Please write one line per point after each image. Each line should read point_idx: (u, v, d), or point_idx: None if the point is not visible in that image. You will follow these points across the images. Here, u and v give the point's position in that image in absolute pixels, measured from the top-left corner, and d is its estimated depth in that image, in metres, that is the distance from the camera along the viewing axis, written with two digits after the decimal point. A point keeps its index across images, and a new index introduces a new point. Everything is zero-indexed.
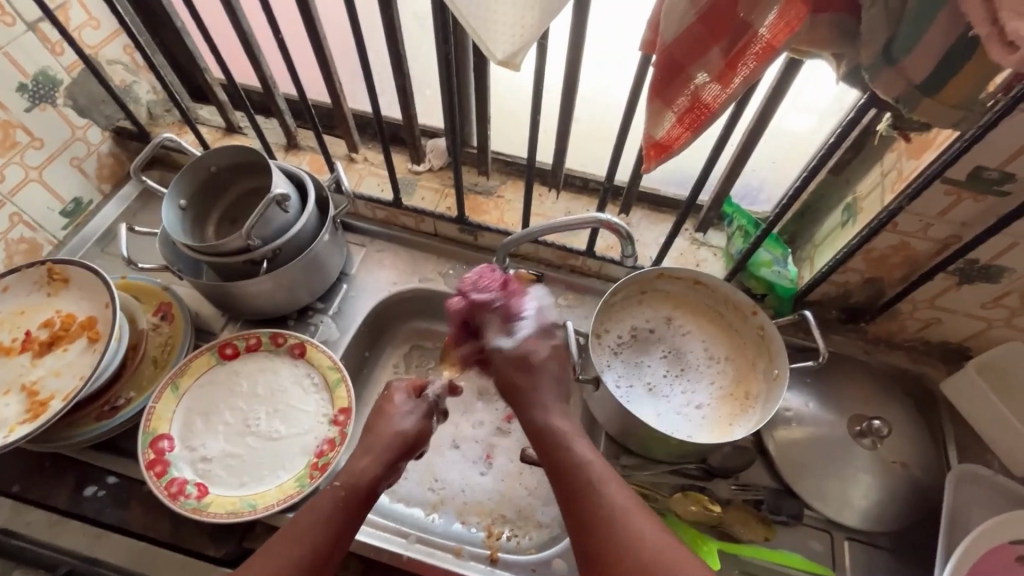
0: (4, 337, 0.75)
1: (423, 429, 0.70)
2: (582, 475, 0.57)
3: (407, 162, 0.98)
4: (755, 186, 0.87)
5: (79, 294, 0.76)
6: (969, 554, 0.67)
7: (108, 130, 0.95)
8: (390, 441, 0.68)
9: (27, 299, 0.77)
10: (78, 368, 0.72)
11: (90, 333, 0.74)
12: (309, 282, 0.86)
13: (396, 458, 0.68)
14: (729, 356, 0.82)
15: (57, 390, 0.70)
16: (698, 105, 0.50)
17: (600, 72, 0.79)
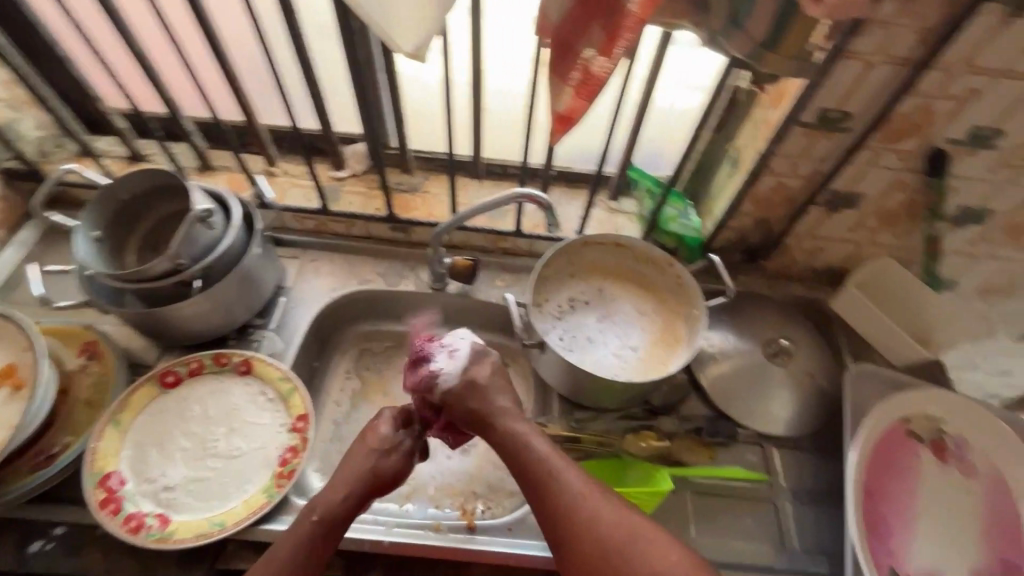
0: None
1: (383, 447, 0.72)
2: (543, 468, 0.65)
3: (329, 170, 0.99)
4: (655, 152, 0.96)
5: None
6: (868, 439, 0.79)
7: None
8: (363, 474, 0.70)
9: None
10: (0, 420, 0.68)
11: (12, 380, 0.70)
12: (245, 299, 0.85)
13: (366, 495, 0.69)
14: (654, 305, 0.91)
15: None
16: (590, 77, 0.57)
17: (504, 64, 0.84)
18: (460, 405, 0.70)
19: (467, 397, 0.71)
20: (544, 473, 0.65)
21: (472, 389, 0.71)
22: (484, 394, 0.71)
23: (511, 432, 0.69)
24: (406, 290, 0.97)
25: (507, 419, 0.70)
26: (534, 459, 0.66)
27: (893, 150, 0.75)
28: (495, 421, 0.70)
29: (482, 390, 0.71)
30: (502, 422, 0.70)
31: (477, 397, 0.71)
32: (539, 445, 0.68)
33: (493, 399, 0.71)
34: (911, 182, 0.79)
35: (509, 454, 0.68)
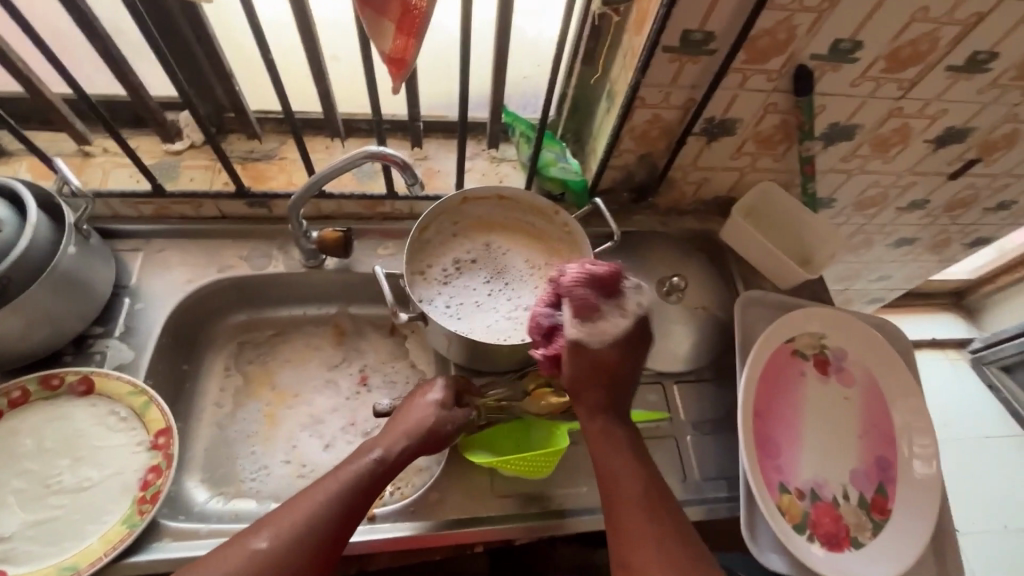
0: None
1: (436, 410, 0.72)
2: (625, 494, 0.66)
3: (160, 143, 0.85)
4: (530, 94, 0.88)
5: None
6: (753, 372, 0.80)
7: None
8: (421, 431, 0.70)
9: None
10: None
11: None
12: (72, 306, 0.73)
13: (417, 454, 0.69)
14: (546, 260, 0.87)
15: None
16: (409, 9, 0.49)
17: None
18: (582, 365, 0.68)
19: (590, 381, 0.68)
20: (621, 476, 0.67)
21: (594, 362, 0.68)
22: (602, 382, 0.69)
23: (610, 430, 0.70)
24: (277, 271, 0.87)
25: (606, 418, 0.70)
26: (617, 466, 0.68)
27: (760, 71, 0.72)
28: (602, 415, 0.70)
29: (610, 369, 0.69)
30: (604, 419, 0.70)
31: (596, 372, 0.69)
32: (630, 460, 0.69)
33: (614, 388, 0.70)
34: (781, 103, 0.77)
35: (596, 450, 0.69)
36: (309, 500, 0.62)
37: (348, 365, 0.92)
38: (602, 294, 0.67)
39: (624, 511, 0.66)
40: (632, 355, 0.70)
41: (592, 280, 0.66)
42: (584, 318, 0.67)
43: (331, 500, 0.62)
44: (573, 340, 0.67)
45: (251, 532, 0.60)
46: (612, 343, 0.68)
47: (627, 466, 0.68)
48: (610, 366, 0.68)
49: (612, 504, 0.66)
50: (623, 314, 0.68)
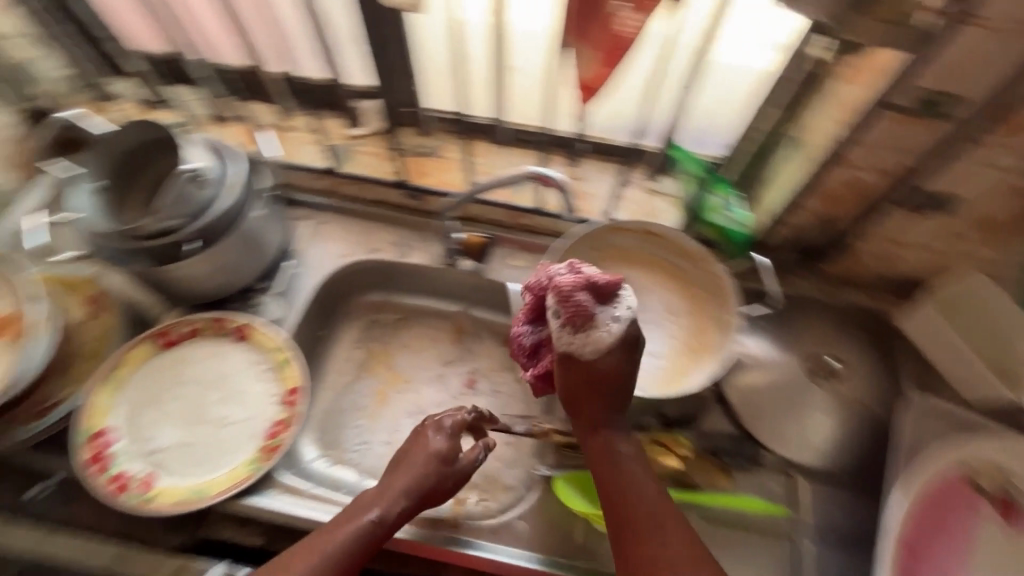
0: None
1: (442, 459, 0.67)
2: (636, 510, 0.56)
3: (344, 127, 0.92)
4: (708, 130, 0.80)
5: None
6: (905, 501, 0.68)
7: (12, 112, 0.88)
8: (421, 486, 0.66)
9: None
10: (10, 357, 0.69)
11: (10, 332, 0.70)
12: (246, 261, 0.82)
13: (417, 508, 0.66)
14: (686, 307, 0.81)
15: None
16: (619, 40, 0.51)
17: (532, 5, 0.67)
18: (573, 378, 0.61)
19: (587, 393, 0.61)
20: (626, 493, 0.57)
21: (588, 376, 0.61)
22: (601, 396, 0.61)
23: (614, 446, 0.61)
24: (416, 262, 0.91)
25: (610, 432, 0.62)
26: (622, 483, 0.58)
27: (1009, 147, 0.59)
28: (603, 430, 0.62)
29: (607, 384, 0.61)
30: (608, 434, 0.62)
31: (591, 386, 0.61)
32: (641, 475, 0.59)
33: (615, 402, 0.62)
34: None
35: (599, 467, 0.60)
36: (300, 559, 0.57)
37: (460, 364, 0.94)
38: (595, 301, 0.61)
39: (638, 533, 0.55)
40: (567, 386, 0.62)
41: (589, 287, 0.61)
42: (574, 329, 0.60)
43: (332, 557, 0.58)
44: (560, 354, 0.61)
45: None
46: (604, 351, 0.60)
47: (640, 477, 0.59)
48: (606, 378, 0.60)
49: (621, 528, 0.56)
50: (616, 318, 0.60)
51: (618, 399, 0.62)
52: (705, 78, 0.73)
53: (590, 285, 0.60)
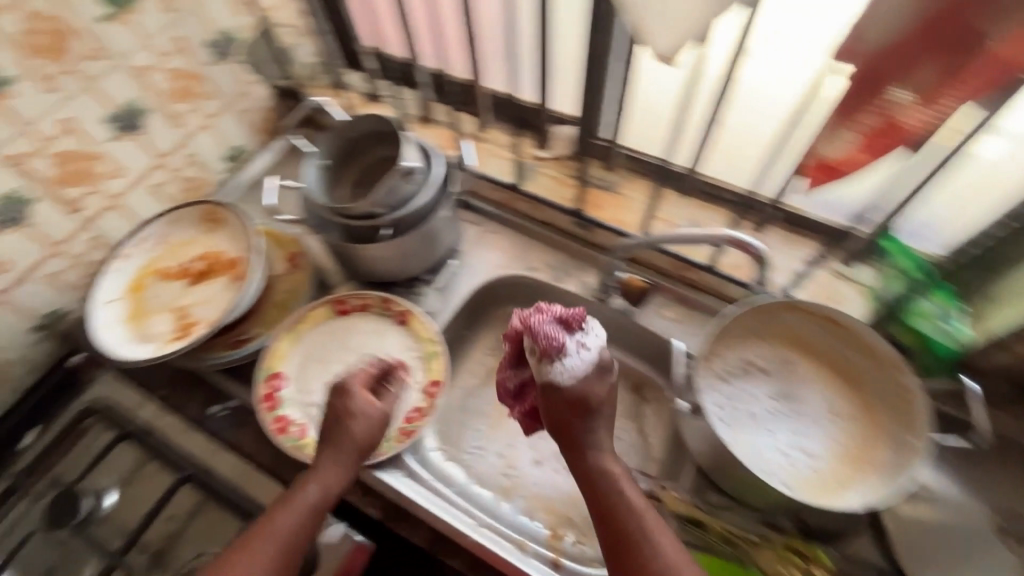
0: (168, 263, 0.87)
1: (376, 419, 0.72)
2: (630, 522, 0.60)
3: (533, 146, 0.97)
4: (928, 224, 0.72)
5: (228, 236, 0.88)
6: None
7: (271, 87, 1.05)
8: (348, 449, 0.69)
9: (196, 238, 0.88)
10: (232, 295, 0.83)
11: (233, 272, 0.85)
12: (421, 254, 0.89)
13: (354, 466, 0.69)
14: (854, 412, 0.72)
15: (207, 318, 0.82)
16: (890, 126, 0.59)
17: (778, 69, 0.64)
18: (555, 406, 0.67)
19: (568, 417, 0.67)
20: (619, 510, 0.61)
21: (565, 403, 0.67)
22: (577, 417, 0.67)
23: (602, 466, 0.65)
24: (567, 291, 0.91)
25: (597, 454, 0.66)
26: (612, 498, 0.62)
27: None
28: (588, 452, 0.66)
29: (582, 405, 0.67)
30: (591, 456, 0.66)
31: (573, 410, 0.67)
32: (626, 487, 0.63)
33: (590, 424, 0.67)
34: None
35: (591, 486, 0.64)
36: (272, 522, 0.62)
37: None
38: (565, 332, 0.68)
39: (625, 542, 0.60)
40: (567, 408, 0.67)
41: (558, 321, 0.68)
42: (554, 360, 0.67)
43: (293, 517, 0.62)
44: (542, 385, 0.68)
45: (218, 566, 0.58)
46: (581, 374, 0.67)
47: (629, 492, 0.63)
48: (583, 401, 0.66)
49: (615, 540, 0.60)
50: (587, 344, 0.68)
51: (597, 424, 0.67)
52: (953, 169, 0.65)
53: (558, 317, 0.68)
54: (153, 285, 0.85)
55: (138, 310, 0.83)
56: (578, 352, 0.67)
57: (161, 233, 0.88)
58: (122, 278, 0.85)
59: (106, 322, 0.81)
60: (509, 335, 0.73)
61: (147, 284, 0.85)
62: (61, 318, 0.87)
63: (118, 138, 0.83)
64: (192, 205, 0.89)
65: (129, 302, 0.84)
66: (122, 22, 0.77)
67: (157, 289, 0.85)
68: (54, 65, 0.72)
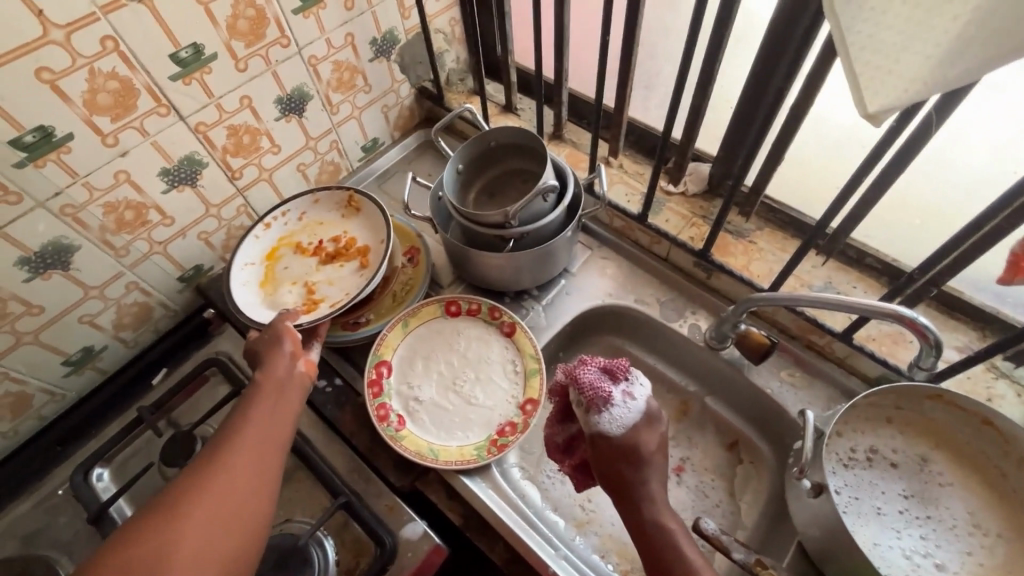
0: (304, 238, 0.93)
1: (276, 338, 0.71)
2: None
3: (663, 180, 0.95)
4: None
5: (363, 223, 0.93)
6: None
7: (414, 87, 1.10)
8: (281, 383, 0.67)
9: (331, 221, 0.94)
10: (357, 279, 0.88)
11: (362, 259, 0.90)
12: (536, 270, 0.89)
13: (287, 400, 0.66)
14: (1000, 536, 0.65)
15: (332, 296, 0.87)
16: None
17: (993, 140, 0.64)
18: (599, 454, 0.64)
19: (611, 464, 0.64)
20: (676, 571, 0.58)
21: (608, 451, 0.64)
22: (618, 464, 0.63)
23: (658, 520, 0.62)
24: (678, 331, 0.89)
25: (649, 505, 0.62)
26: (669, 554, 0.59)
27: None
28: (644, 505, 0.62)
29: (632, 455, 0.63)
30: (646, 509, 0.62)
31: (620, 459, 0.63)
32: (685, 545, 0.60)
33: (643, 475, 0.63)
34: None
35: (644, 540, 0.61)
36: (238, 431, 0.60)
37: (673, 446, 0.89)
38: (610, 380, 0.66)
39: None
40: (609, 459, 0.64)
41: (604, 369, 0.66)
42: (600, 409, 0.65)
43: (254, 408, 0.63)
44: (590, 434, 0.65)
45: (190, 481, 0.54)
46: (625, 425, 0.64)
47: (689, 550, 0.59)
48: (627, 451, 0.63)
49: None
50: (634, 392, 0.65)
51: (641, 472, 0.63)
52: None
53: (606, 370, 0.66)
54: (286, 256, 0.91)
55: (271, 278, 0.90)
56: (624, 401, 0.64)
57: (302, 211, 0.95)
58: (261, 245, 0.91)
59: (244, 282, 0.87)
60: (553, 390, 0.71)
61: (281, 255, 0.91)
62: (202, 274, 0.95)
63: (282, 119, 0.90)
64: (333, 189, 0.95)
65: (264, 269, 0.90)
66: (308, 15, 0.83)
67: (290, 261, 0.91)
68: (248, 47, 0.79)
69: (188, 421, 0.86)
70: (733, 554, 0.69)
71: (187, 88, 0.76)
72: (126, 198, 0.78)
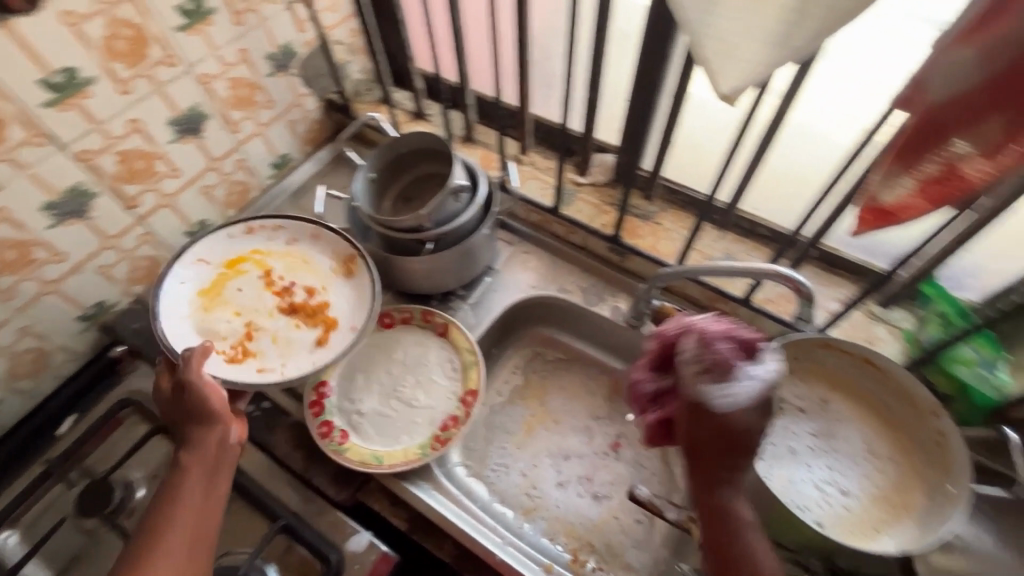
0: (279, 272, 0.88)
1: (202, 408, 0.67)
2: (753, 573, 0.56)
3: (573, 172, 0.99)
4: (965, 267, 0.73)
5: (349, 293, 0.86)
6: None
7: (321, 100, 1.09)
8: (211, 457, 0.65)
9: (325, 266, 0.89)
10: (296, 348, 0.83)
11: (321, 334, 0.83)
12: (461, 270, 0.91)
13: (215, 475, 0.65)
14: (891, 458, 0.73)
15: (263, 353, 0.82)
16: (951, 178, 0.45)
17: (837, 111, 0.70)
18: (700, 426, 0.61)
19: (711, 440, 0.60)
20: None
21: (710, 427, 0.60)
22: (725, 445, 0.60)
23: (731, 506, 0.59)
24: (600, 314, 0.93)
25: (731, 489, 0.60)
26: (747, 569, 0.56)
27: None
28: (722, 484, 0.60)
29: (736, 436, 0.59)
30: (725, 490, 0.60)
31: (719, 437, 0.60)
32: (750, 534, 0.59)
33: (738, 460, 0.60)
34: None
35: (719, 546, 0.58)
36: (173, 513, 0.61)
37: (608, 423, 0.93)
38: (735, 355, 0.63)
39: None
40: (705, 442, 0.61)
41: (738, 343, 0.64)
42: (717, 382, 0.61)
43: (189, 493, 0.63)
44: (693, 401, 0.62)
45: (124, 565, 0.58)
46: (742, 403, 0.60)
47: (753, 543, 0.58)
48: (733, 437, 0.59)
49: None
50: (761, 372, 0.62)
51: (737, 456, 0.60)
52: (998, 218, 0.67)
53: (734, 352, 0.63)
54: (246, 277, 0.88)
55: (218, 289, 0.86)
56: (751, 381, 0.60)
57: (292, 239, 0.90)
58: (233, 250, 0.88)
59: (185, 281, 0.84)
60: (661, 336, 0.71)
61: (243, 271, 0.88)
62: (106, 310, 0.89)
63: (179, 141, 0.87)
64: (344, 242, 0.89)
65: (213, 276, 0.86)
66: (194, 32, 0.81)
67: (247, 284, 0.87)
68: (130, 69, 0.76)
69: (105, 467, 0.81)
70: (666, 514, 0.74)
71: (64, 115, 0.72)
72: (6, 237, 0.72)
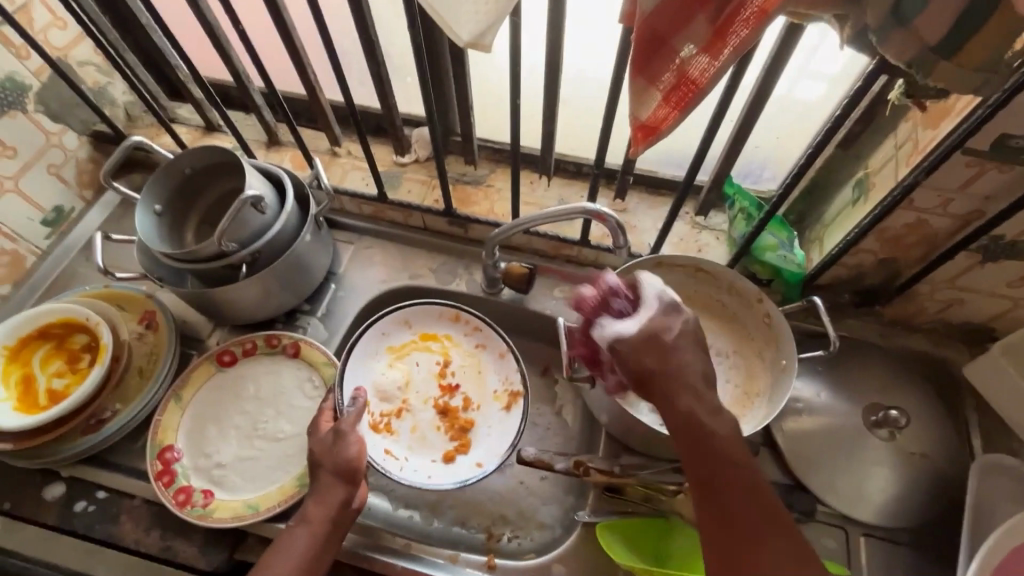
0: (455, 363, 0.85)
1: (332, 450, 0.65)
2: (722, 467, 0.46)
3: (391, 154, 0.94)
4: (758, 165, 0.82)
5: (497, 419, 0.81)
6: (984, 568, 0.61)
7: (85, 134, 0.93)
8: (326, 510, 0.63)
9: (489, 385, 0.83)
10: (427, 451, 0.80)
11: (460, 446, 0.80)
12: (295, 284, 0.83)
13: (332, 530, 0.62)
14: (737, 353, 0.78)
15: (399, 436, 0.80)
16: (685, 82, 0.46)
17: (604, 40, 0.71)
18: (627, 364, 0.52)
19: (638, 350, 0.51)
20: (760, 548, 0.43)
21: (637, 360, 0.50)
22: (660, 347, 0.50)
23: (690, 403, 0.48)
24: (457, 290, 0.90)
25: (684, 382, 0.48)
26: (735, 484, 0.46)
27: None
28: (671, 377, 0.49)
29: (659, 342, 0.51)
30: (678, 388, 0.48)
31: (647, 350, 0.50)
32: (716, 426, 0.47)
33: (678, 356, 0.50)
34: None
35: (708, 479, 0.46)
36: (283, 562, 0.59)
37: None
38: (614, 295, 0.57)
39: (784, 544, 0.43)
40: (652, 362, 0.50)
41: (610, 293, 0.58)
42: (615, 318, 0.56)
43: (294, 554, 0.60)
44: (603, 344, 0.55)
45: None
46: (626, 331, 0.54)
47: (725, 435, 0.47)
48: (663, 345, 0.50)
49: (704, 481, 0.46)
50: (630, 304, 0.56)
51: (678, 354, 0.50)
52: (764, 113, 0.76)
53: (617, 285, 0.57)
54: (428, 355, 0.85)
55: (404, 354, 0.85)
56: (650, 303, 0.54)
57: (482, 344, 0.85)
58: (432, 324, 0.86)
59: (386, 334, 0.85)
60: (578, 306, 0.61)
61: (431, 349, 0.85)
62: None
63: None
64: (519, 372, 0.83)
65: (413, 340, 0.85)
66: None
67: (426, 366, 0.85)
68: None
69: None
70: (556, 466, 0.75)
71: None
72: None
